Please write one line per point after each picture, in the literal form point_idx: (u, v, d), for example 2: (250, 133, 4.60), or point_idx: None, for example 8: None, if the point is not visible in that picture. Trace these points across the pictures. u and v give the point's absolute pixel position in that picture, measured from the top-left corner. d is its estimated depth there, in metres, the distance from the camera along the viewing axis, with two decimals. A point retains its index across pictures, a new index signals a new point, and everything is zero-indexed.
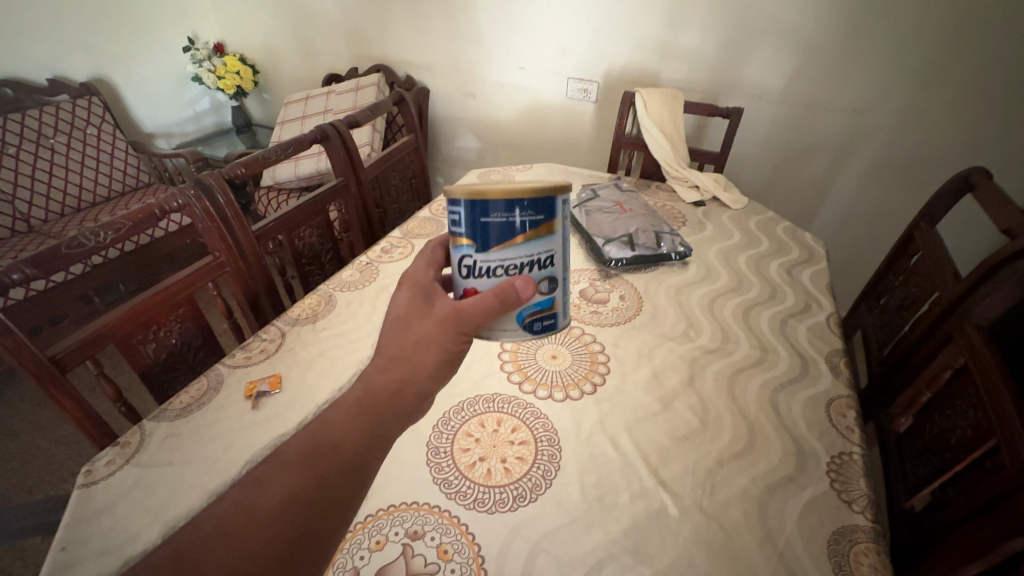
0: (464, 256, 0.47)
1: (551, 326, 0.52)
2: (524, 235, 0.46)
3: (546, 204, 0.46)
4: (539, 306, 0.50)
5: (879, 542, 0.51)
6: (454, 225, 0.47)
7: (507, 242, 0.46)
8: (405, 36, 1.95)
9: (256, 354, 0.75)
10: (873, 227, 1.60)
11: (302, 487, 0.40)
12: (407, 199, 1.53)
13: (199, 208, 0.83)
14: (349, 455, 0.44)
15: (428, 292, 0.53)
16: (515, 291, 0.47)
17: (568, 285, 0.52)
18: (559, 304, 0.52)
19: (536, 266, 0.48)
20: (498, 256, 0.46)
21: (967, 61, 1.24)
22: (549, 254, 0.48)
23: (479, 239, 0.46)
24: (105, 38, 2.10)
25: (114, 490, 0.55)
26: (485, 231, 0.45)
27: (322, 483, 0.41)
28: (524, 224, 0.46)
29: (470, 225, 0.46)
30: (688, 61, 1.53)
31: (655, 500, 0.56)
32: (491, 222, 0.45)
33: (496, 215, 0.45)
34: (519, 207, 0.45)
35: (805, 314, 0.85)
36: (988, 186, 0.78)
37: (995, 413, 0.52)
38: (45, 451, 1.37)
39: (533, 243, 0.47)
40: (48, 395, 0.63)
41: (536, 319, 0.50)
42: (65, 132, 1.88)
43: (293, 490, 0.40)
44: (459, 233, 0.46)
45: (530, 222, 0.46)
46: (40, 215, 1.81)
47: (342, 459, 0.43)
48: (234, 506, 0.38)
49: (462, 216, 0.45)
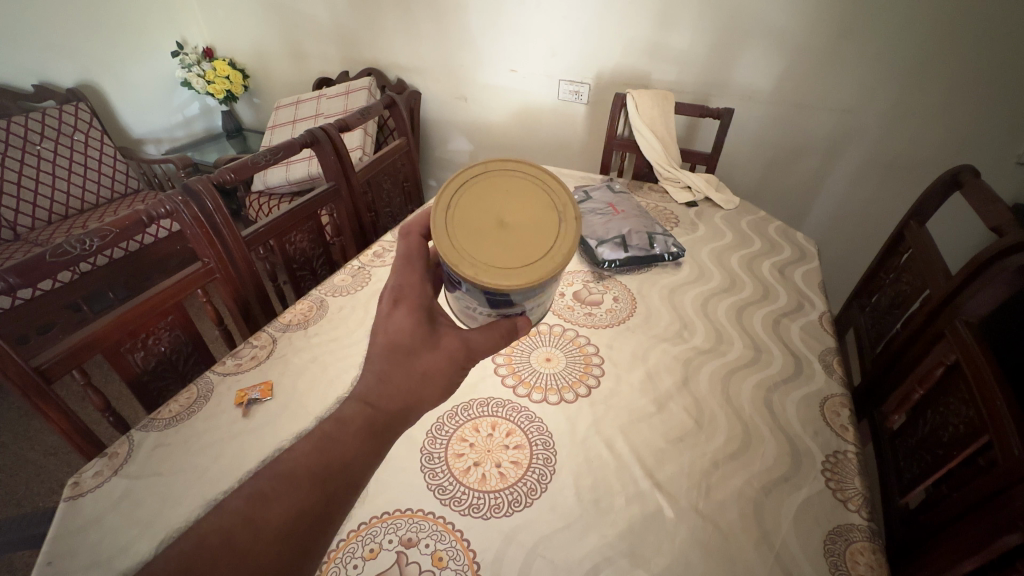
0: (463, 304, 0.45)
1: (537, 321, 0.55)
2: (526, 301, 0.43)
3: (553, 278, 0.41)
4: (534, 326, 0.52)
5: (874, 540, 0.51)
6: (454, 283, 0.43)
7: (508, 307, 0.44)
8: (396, 39, 1.95)
9: (247, 361, 0.74)
10: (863, 224, 1.61)
11: (305, 495, 0.40)
12: (399, 202, 1.52)
13: (187, 213, 0.81)
14: (356, 465, 0.43)
15: (429, 319, 0.51)
16: (516, 330, 0.48)
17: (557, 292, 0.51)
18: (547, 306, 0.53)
19: (535, 309, 0.47)
20: (499, 313, 0.45)
21: (953, 61, 1.26)
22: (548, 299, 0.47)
23: (481, 303, 0.43)
24: (92, 44, 2.08)
25: (101, 502, 0.54)
26: (487, 301, 0.43)
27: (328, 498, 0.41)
28: (529, 295, 0.42)
29: (473, 295, 0.42)
30: (677, 62, 1.54)
31: (651, 502, 0.55)
32: (493, 299, 0.42)
33: (499, 295, 0.41)
34: (526, 290, 0.41)
35: (798, 313, 0.85)
36: (976, 183, 0.78)
37: (986, 409, 0.52)
38: (34, 463, 1.35)
39: (535, 301, 0.44)
40: (32, 406, 0.61)
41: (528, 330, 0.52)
42: (52, 138, 1.86)
43: (300, 504, 0.39)
44: (459, 290, 0.43)
45: (533, 292, 0.42)
46: (27, 223, 1.79)
47: (347, 470, 0.42)
48: (240, 522, 0.37)
49: (464, 286, 0.42)
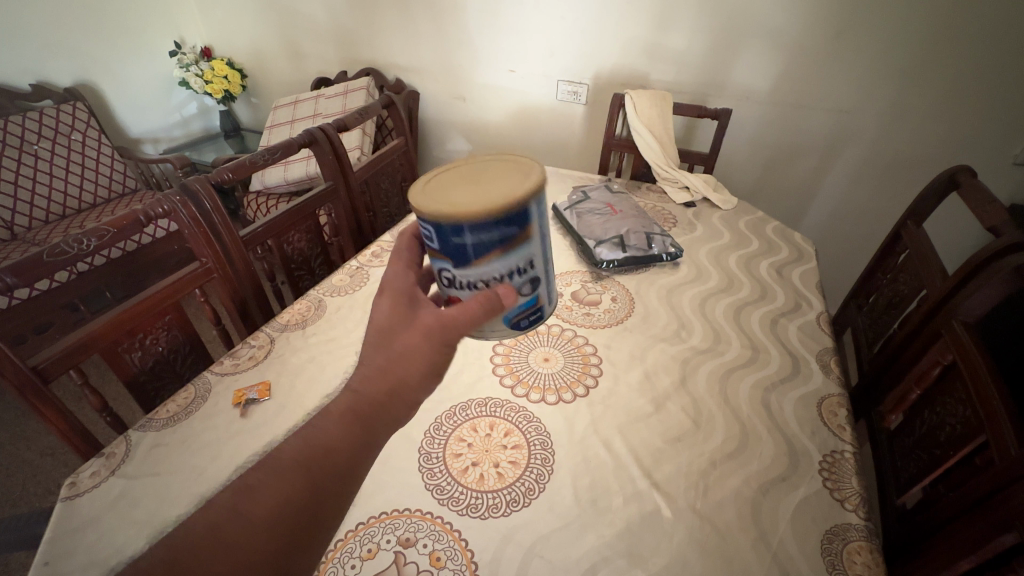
0: (442, 270, 0.47)
1: (539, 319, 0.53)
2: (500, 250, 0.45)
3: (520, 215, 0.43)
4: (525, 307, 0.50)
5: (871, 540, 0.52)
6: (428, 240, 0.46)
7: (482, 259, 0.45)
8: (395, 39, 1.94)
9: (245, 361, 0.74)
10: (860, 224, 1.62)
11: (292, 483, 0.40)
12: (397, 202, 1.52)
13: (185, 214, 0.81)
14: (345, 454, 0.43)
15: (411, 300, 0.50)
16: (499, 299, 0.47)
17: (550, 278, 0.52)
18: (545, 297, 0.52)
19: (516, 274, 0.47)
20: (475, 271, 0.46)
21: (952, 62, 1.26)
22: (529, 261, 0.47)
23: (455, 257, 0.45)
24: (90, 43, 2.07)
25: (98, 502, 0.54)
26: (460, 250, 0.44)
27: (315, 485, 0.40)
28: (500, 238, 0.44)
29: (445, 245, 0.44)
30: (676, 63, 1.54)
31: (648, 502, 0.55)
32: (463, 243, 0.43)
33: (467, 235, 0.43)
34: (493, 224, 0.43)
35: (795, 313, 0.85)
36: (973, 184, 0.78)
37: (983, 409, 0.52)
38: (31, 463, 1.34)
39: (511, 254, 0.45)
40: (29, 406, 0.61)
41: (524, 317, 0.51)
42: (50, 138, 1.85)
43: (287, 492, 0.39)
44: (434, 248, 0.46)
45: (504, 235, 0.44)
46: (24, 222, 1.78)
47: (335, 459, 0.42)
48: (229, 514, 0.37)
49: (434, 235, 0.44)
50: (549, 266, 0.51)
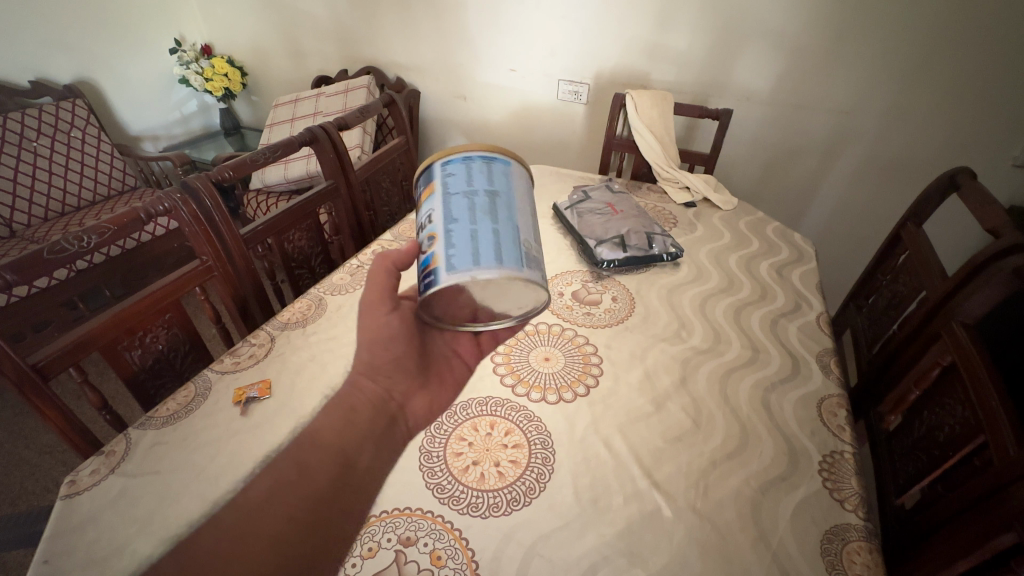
0: None
1: (434, 283, 0.45)
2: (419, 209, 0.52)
3: (428, 175, 0.51)
4: (424, 263, 0.47)
5: (870, 540, 0.52)
6: None
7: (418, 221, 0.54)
8: (395, 38, 1.94)
9: (245, 359, 0.73)
10: (860, 225, 1.62)
11: (287, 474, 0.53)
12: (398, 201, 1.52)
13: (186, 211, 0.81)
14: (335, 450, 0.56)
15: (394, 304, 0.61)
16: None
17: (451, 237, 0.45)
18: (441, 256, 0.45)
19: (421, 228, 0.49)
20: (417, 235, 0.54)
21: (952, 64, 1.27)
22: (429, 214, 0.48)
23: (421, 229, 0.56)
24: (90, 40, 2.07)
25: (99, 500, 0.54)
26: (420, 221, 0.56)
27: (306, 474, 0.53)
28: (420, 197, 0.52)
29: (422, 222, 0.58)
30: (677, 63, 1.54)
31: (649, 501, 0.56)
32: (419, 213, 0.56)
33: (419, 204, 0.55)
34: (419, 188, 0.53)
35: (795, 314, 0.86)
36: (975, 185, 0.78)
37: (983, 410, 0.52)
38: (29, 461, 1.34)
39: (421, 210, 0.50)
40: (30, 405, 0.61)
41: (422, 275, 0.47)
42: (49, 135, 1.84)
43: (283, 482, 0.53)
44: None
45: (421, 194, 0.52)
46: (23, 220, 1.78)
47: (325, 455, 0.55)
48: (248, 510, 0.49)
49: None
50: (458, 225, 0.45)
